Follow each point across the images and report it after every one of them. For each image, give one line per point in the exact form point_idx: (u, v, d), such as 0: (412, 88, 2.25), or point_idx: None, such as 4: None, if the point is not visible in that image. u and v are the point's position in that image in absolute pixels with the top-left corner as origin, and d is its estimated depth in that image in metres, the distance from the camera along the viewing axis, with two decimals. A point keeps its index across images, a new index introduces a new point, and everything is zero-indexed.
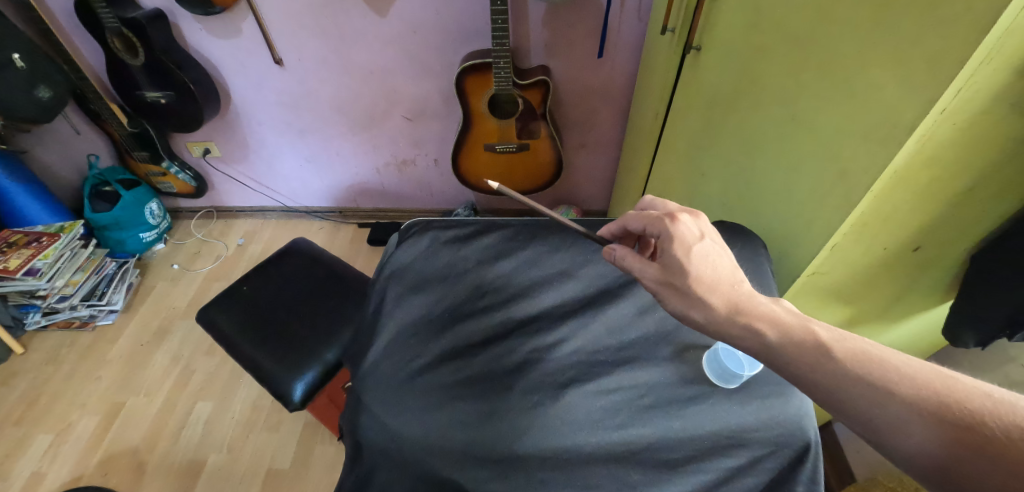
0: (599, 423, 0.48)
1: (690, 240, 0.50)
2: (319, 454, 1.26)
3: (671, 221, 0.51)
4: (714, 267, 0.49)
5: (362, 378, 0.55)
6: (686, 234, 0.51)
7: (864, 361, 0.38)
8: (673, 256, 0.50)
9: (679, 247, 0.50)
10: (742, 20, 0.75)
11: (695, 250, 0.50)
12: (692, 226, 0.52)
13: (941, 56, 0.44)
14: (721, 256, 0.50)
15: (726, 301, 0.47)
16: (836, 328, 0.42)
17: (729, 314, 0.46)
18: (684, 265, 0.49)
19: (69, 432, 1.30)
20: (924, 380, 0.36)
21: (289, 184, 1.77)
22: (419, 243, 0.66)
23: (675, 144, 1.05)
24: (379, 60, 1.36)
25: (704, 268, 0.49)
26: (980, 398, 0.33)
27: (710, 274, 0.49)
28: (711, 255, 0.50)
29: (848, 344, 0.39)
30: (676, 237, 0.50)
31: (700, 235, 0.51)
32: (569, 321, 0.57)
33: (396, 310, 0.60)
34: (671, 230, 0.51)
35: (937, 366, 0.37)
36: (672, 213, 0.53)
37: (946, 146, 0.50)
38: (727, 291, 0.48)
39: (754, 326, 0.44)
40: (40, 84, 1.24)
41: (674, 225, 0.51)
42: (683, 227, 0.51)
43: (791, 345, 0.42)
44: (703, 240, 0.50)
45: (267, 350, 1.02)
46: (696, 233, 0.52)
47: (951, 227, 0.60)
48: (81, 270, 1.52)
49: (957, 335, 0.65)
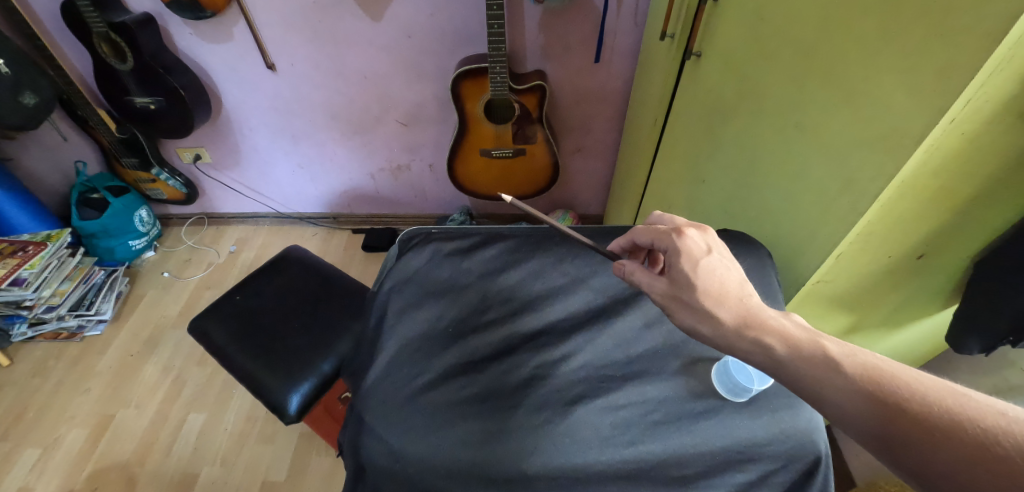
0: (609, 440, 0.47)
1: (698, 253, 0.51)
2: (315, 465, 1.24)
3: (678, 236, 0.52)
4: (722, 281, 0.49)
5: (363, 397, 0.53)
6: (692, 248, 0.51)
7: (874, 378, 0.37)
8: (681, 269, 0.50)
9: (686, 260, 0.50)
10: (745, 27, 0.75)
11: (702, 264, 0.50)
12: (699, 240, 0.52)
13: (951, 66, 0.43)
14: (729, 270, 0.50)
15: (735, 314, 0.47)
16: (848, 343, 0.41)
17: (738, 328, 0.46)
18: (691, 279, 0.49)
19: (57, 446, 1.27)
20: (935, 398, 0.34)
21: (282, 190, 1.75)
22: (421, 255, 0.64)
23: (676, 149, 1.05)
24: (374, 65, 1.35)
25: (711, 281, 0.49)
26: (994, 416, 0.31)
27: (717, 287, 0.49)
28: (718, 269, 0.50)
29: (857, 360, 0.38)
30: (682, 251, 0.51)
31: (707, 249, 0.51)
32: (576, 335, 0.56)
33: (399, 324, 0.58)
34: (678, 244, 0.51)
35: (951, 383, 0.35)
36: (680, 227, 0.53)
37: (953, 155, 0.49)
38: (735, 304, 0.47)
39: (763, 341, 0.43)
40: (25, 90, 1.21)
41: (680, 240, 0.52)
42: (690, 241, 0.51)
43: (801, 360, 0.41)
44: (710, 254, 0.51)
45: (261, 362, 1.00)
46: (702, 247, 0.52)
47: (954, 235, 0.61)
48: (69, 279, 1.48)
49: (961, 341, 0.65)
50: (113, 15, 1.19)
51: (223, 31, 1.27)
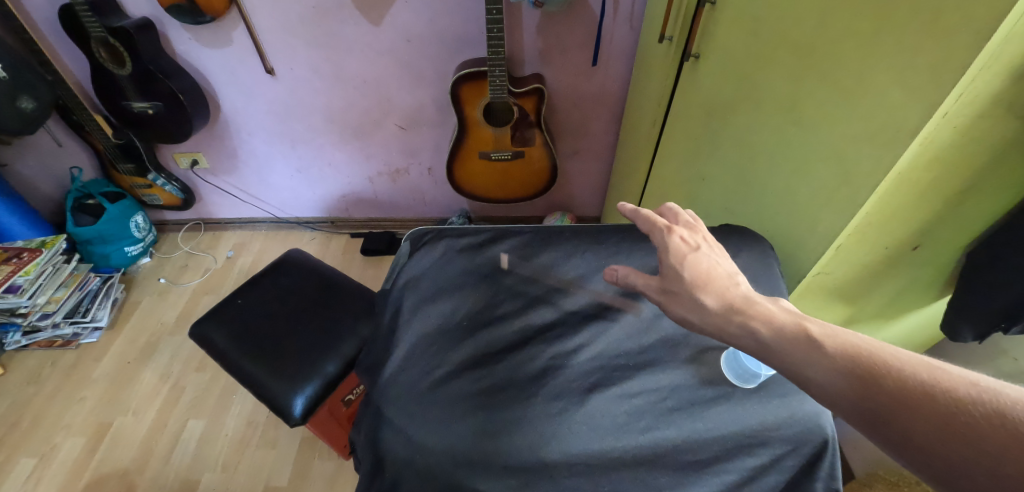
0: (624, 427, 0.49)
1: (685, 250, 0.53)
2: (318, 469, 1.23)
3: (667, 233, 0.54)
4: (709, 272, 0.50)
5: (381, 391, 0.54)
6: (680, 245, 0.53)
7: (854, 355, 0.36)
8: (669, 264, 0.52)
9: (674, 256, 0.52)
10: (743, 29, 0.78)
11: (689, 259, 0.52)
12: (687, 238, 0.54)
13: (943, 63, 0.46)
14: (718, 264, 0.51)
15: (722, 300, 0.47)
16: (828, 323, 0.40)
17: (726, 312, 0.46)
18: (679, 271, 0.51)
19: (53, 455, 1.25)
20: (912, 373, 0.33)
21: (280, 195, 1.75)
22: (433, 252, 0.66)
23: (675, 149, 1.07)
24: (373, 70, 1.36)
25: (698, 273, 0.50)
26: (971, 389, 0.30)
27: (705, 278, 0.50)
28: (706, 262, 0.51)
29: (838, 339, 0.37)
30: (670, 248, 0.53)
31: (695, 246, 0.53)
32: (588, 326, 0.57)
33: (414, 319, 0.59)
34: (666, 242, 0.54)
35: (927, 356, 0.34)
36: (669, 226, 0.56)
37: (945, 147, 0.52)
38: (720, 290, 0.48)
39: (749, 325, 0.43)
40: (23, 95, 1.20)
41: (669, 236, 0.54)
42: (677, 239, 0.54)
43: (785, 341, 0.40)
44: (697, 250, 0.53)
45: (264, 365, 0.99)
46: (691, 245, 0.54)
47: (946, 227, 0.63)
48: (64, 286, 1.47)
49: (955, 329, 0.68)
50: (111, 19, 1.18)
51: (223, 36, 1.27)
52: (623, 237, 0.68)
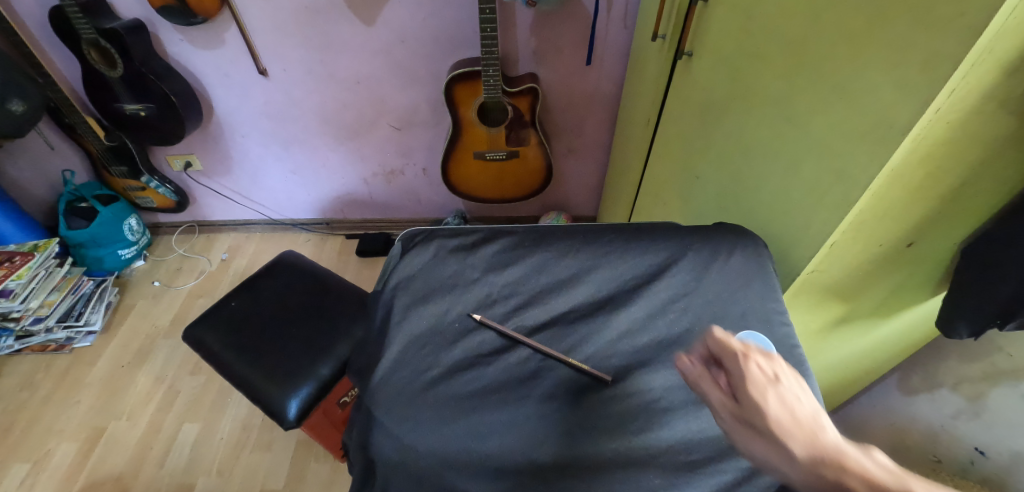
0: (618, 429, 0.48)
1: (766, 383, 0.40)
2: (314, 472, 1.23)
3: (742, 359, 0.42)
4: (798, 418, 0.38)
5: (371, 393, 0.52)
6: (759, 376, 0.41)
7: None
8: (745, 398, 0.40)
9: (750, 391, 0.40)
10: (737, 26, 0.77)
11: (771, 395, 0.39)
12: (767, 365, 0.41)
13: (934, 59, 0.45)
14: (808, 405, 0.39)
15: (813, 460, 0.35)
16: None
17: (820, 478, 0.34)
18: (757, 412, 0.39)
19: (47, 460, 1.24)
20: None
21: (274, 196, 1.74)
22: (424, 253, 0.65)
23: (670, 147, 1.07)
24: (366, 70, 1.35)
25: (784, 415, 0.38)
26: None
27: (792, 424, 0.37)
28: (793, 401, 0.39)
29: None
30: (746, 379, 0.41)
31: (774, 378, 0.40)
32: (579, 326, 0.57)
33: (406, 320, 0.58)
34: (741, 369, 0.41)
35: None
36: (746, 348, 0.43)
37: (938, 144, 0.51)
38: (813, 446, 0.36)
39: (845, 487, 0.32)
40: (13, 98, 1.19)
41: (745, 364, 0.42)
42: (755, 366, 0.41)
43: None
44: (782, 384, 0.40)
45: (259, 368, 0.99)
46: (774, 373, 0.41)
47: (939, 225, 0.63)
48: (56, 290, 1.45)
49: (950, 326, 0.68)
50: (102, 21, 1.17)
51: (215, 37, 1.27)
52: (617, 235, 0.68)
